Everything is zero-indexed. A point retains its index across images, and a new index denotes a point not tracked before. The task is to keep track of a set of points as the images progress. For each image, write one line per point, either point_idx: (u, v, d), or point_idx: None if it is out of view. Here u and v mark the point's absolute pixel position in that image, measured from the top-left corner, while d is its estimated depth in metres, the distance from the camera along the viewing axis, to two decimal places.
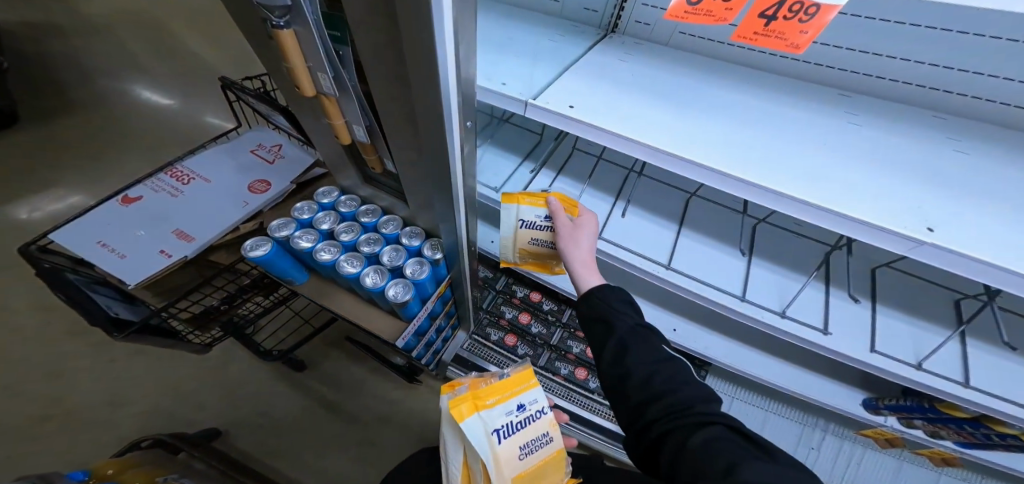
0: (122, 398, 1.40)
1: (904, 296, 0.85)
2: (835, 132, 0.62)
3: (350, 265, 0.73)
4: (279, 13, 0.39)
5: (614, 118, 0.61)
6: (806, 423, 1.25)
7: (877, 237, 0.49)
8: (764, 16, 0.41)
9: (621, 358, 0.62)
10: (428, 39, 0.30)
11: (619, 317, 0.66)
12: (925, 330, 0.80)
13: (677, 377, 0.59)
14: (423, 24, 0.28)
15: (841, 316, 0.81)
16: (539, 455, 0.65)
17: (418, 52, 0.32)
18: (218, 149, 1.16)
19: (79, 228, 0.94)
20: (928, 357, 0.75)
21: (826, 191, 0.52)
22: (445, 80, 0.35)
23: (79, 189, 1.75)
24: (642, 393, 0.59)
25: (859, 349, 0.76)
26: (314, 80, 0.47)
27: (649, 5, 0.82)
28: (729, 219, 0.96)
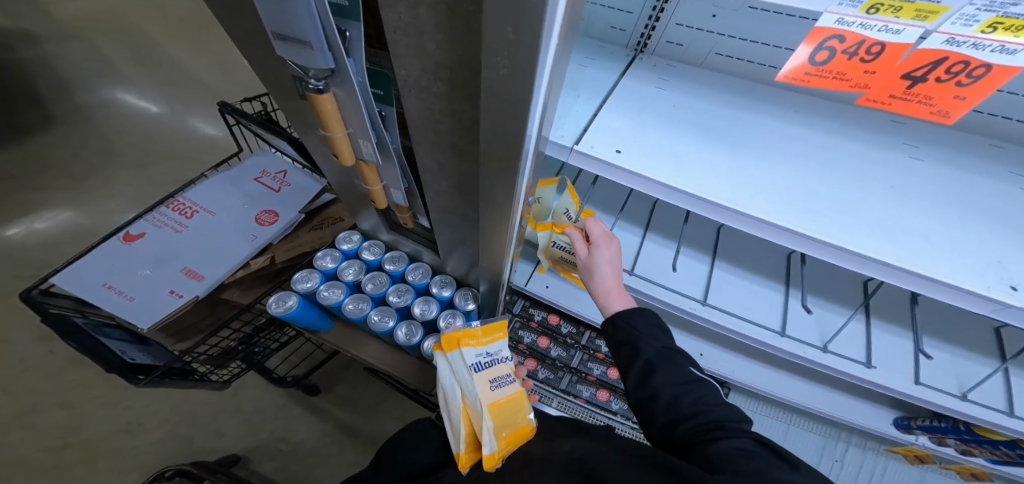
0: (132, 430, 1.33)
1: (943, 323, 0.86)
2: (878, 168, 0.63)
3: (382, 320, 0.76)
4: (319, 76, 0.35)
5: (668, 167, 0.62)
6: (830, 435, 1.21)
7: (953, 295, 0.52)
8: (909, 78, 0.39)
9: (647, 380, 0.54)
10: (517, 114, 0.28)
11: (644, 339, 0.58)
12: (974, 360, 0.80)
13: (711, 398, 0.52)
14: (518, 105, 0.27)
15: (882, 348, 0.82)
16: (505, 392, 0.64)
17: (497, 124, 0.30)
18: (222, 177, 1.10)
19: (85, 270, 0.89)
20: (974, 387, 0.75)
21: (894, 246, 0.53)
22: (528, 149, 0.33)
23: (60, 202, 1.60)
24: (670, 413, 0.52)
25: (902, 382, 0.77)
26: (354, 147, 0.44)
27: (684, 25, 0.72)
28: (758, 248, 0.96)
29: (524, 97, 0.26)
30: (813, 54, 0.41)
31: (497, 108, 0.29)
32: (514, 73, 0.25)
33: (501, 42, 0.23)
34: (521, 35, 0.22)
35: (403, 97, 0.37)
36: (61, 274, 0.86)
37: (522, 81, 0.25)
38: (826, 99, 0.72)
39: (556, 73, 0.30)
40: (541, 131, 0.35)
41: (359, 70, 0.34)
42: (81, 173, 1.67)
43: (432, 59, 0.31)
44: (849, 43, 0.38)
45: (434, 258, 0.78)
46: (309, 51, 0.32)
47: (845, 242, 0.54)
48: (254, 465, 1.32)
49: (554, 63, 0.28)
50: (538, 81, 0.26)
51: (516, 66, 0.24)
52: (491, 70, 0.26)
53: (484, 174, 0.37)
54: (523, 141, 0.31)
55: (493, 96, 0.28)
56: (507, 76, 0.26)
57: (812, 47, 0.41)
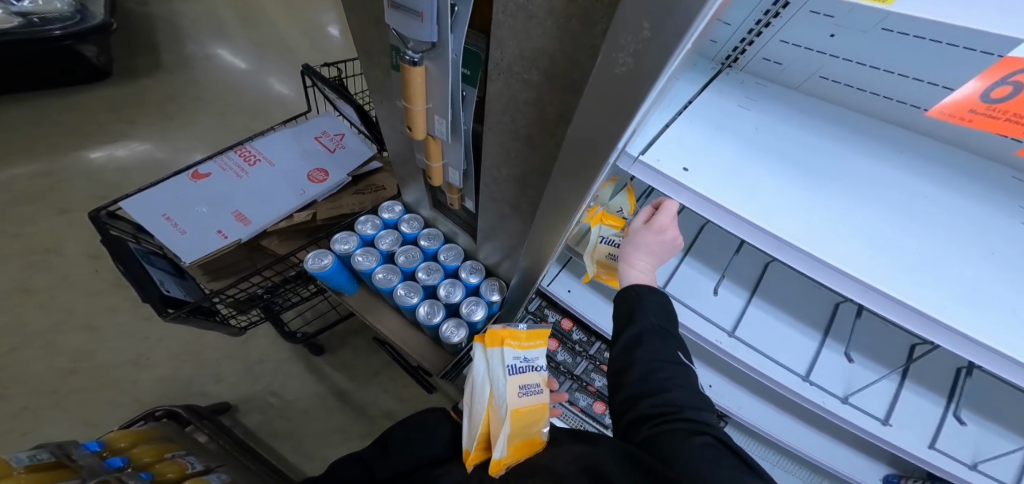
0: (148, 359, 1.38)
1: (997, 402, 0.75)
2: (993, 230, 0.54)
3: (408, 295, 0.73)
4: (417, 48, 0.34)
5: (745, 196, 0.56)
6: None
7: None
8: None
9: (630, 353, 0.54)
10: (617, 120, 0.25)
11: (642, 312, 0.56)
12: (1010, 438, 0.71)
13: (682, 380, 0.51)
14: (622, 110, 0.24)
15: (908, 411, 0.73)
16: (531, 400, 0.61)
17: (589, 123, 0.27)
18: (287, 132, 1.13)
19: (149, 198, 0.93)
20: (987, 458, 0.67)
21: (991, 328, 0.46)
22: (612, 160, 0.30)
23: (133, 133, 1.72)
24: (638, 387, 0.51)
25: (915, 444, 0.70)
26: (428, 122, 0.42)
27: (789, 43, 0.67)
28: (798, 279, 0.88)
29: (633, 101, 0.23)
30: (989, 88, 0.33)
31: (596, 108, 0.26)
32: (633, 74, 0.22)
33: (632, 38, 0.20)
34: (659, 33, 0.19)
35: (490, 79, 0.34)
36: (129, 199, 0.92)
37: (640, 84, 0.22)
38: (929, 144, 0.64)
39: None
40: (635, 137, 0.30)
41: (458, 46, 0.32)
42: (156, 109, 1.78)
43: (532, 45, 0.28)
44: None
45: (468, 242, 0.76)
46: (417, 21, 0.30)
47: (930, 309, 0.47)
48: (240, 416, 1.33)
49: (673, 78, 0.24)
50: (653, 91, 0.22)
51: (639, 66, 0.21)
52: (605, 67, 0.23)
53: (557, 170, 0.34)
54: (612, 150, 0.28)
55: (597, 95, 0.25)
56: (623, 76, 0.22)
57: (989, 82, 0.32)
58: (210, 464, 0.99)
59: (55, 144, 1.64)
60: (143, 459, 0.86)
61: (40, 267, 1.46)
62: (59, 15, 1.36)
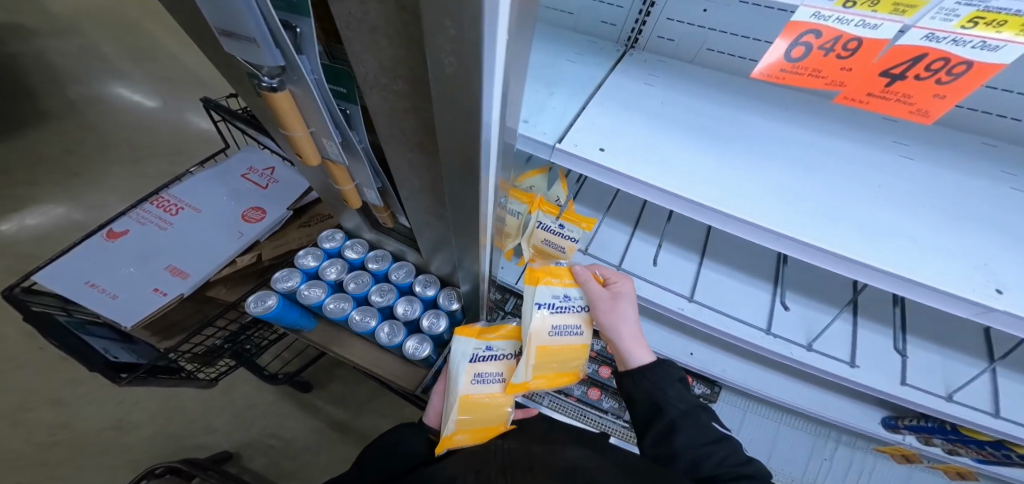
0: (128, 424, 1.32)
1: (930, 323, 0.85)
2: (867, 165, 0.61)
3: (365, 320, 0.75)
4: (272, 74, 0.34)
5: (655, 167, 0.61)
6: (818, 434, 1.14)
7: (937, 299, 0.51)
8: (887, 76, 0.38)
9: (669, 439, 0.59)
10: (471, 118, 0.26)
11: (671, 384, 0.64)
12: (959, 360, 0.80)
13: (730, 459, 0.56)
14: (470, 108, 0.25)
15: (867, 348, 0.81)
16: (484, 390, 0.63)
17: (451, 125, 0.28)
18: (207, 174, 1.08)
19: (67, 267, 0.88)
20: (958, 388, 0.75)
21: (886, 253, 0.52)
22: (489, 156, 0.31)
23: (46, 198, 1.57)
24: (692, 475, 0.56)
25: (887, 382, 0.77)
26: (318, 146, 0.43)
27: (674, 21, 0.71)
28: (752, 248, 0.95)
29: (476, 98, 0.24)
30: (790, 50, 0.39)
31: (449, 109, 0.27)
32: (462, 73, 0.23)
33: (445, 39, 0.21)
34: (463, 29, 0.20)
35: (366, 94, 0.35)
36: (43, 271, 0.86)
37: (472, 80, 0.23)
38: (816, 99, 0.71)
39: (516, 77, 0.28)
40: (507, 126, 0.32)
41: (312, 67, 0.34)
42: (67, 166, 1.64)
43: (387, 56, 0.29)
44: (825, 38, 0.37)
45: (417, 257, 0.77)
46: (255, 48, 0.30)
47: (835, 247, 0.53)
48: (246, 461, 1.31)
49: (510, 70, 0.26)
50: (488, 86, 0.24)
51: (462, 63, 0.22)
52: (438, 68, 0.24)
53: (450, 175, 0.35)
54: (482, 146, 0.29)
55: (445, 97, 0.26)
56: (455, 75, 0.23)
57: (789, 42, 0.39)
58: None
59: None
60: None
61: None
62: None
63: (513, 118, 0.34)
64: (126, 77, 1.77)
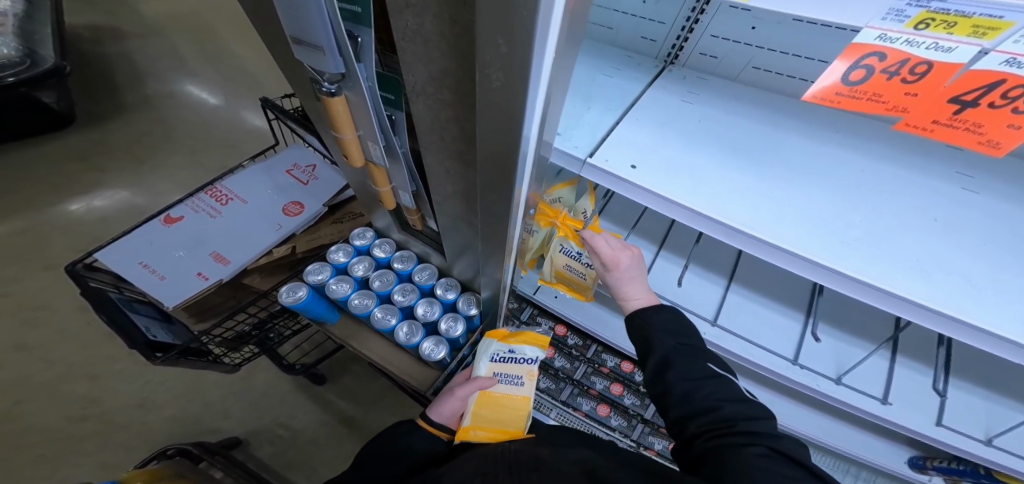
0: (152, 402, 1.39)
1: (977, 364, 0.78)
2: (925, 199, 0.57)
3: (385, 318, 0.76)
4: (331, 80, 0.35)
5: (689, 187, 0.59)
6: (836, 470, 1.05)
7: (990, 343, 0.47)
8: (957, 102, 0.34)
9: (662, 375, 0.58)
10: (511, 130, 0.26)
11: (658, 336, 0.61)
12: (1007, 407, 0.73)
13: (721, 393, 0.54)
14: (511, 121, 0.25)
15: (902, 386, 0.75)
16: (505, 390, 0.69)
17: (491, 135, 0.28)
18: (256, 168, 1.14)
19: (124, 247, 0.94)
20: (1000, 433, 0.69)
21: (942, 292, 0.48)
22: (525, 169, 0.31)
23: (100, 181, 1.69)
24: (682, 409, 0.55)
25: (922, 424, 0.71)
26: (364, 148, 0.44)
27: (719, 37, 0.70)
28: (777, 269, 0.91)
29: (517, 111, 0.24)
30: (848, 72, 0.38)
31: (491, 120, 0.27)
32: (508, 88, 0.23)
33: (495, 54, 0.21)
34: (514, 47, 0.20)
35: (412, 102, 0.36)
36: (105, 250, 0.93)
37: (516, 95, 0.23)
38: (865, 124, 0.67)
39: (559, 93, 0.28)
40: (546, 142, 0.32)
41: (368, 74, 0.35)
42: (123, 153, 1.76)
43: (437, 66, 0.30)
44: (890, 61, 0.35)
45: (441, 259, 0.77)
46: (321, 55, 0.32)
47: (882, 282, 0.49)
48: (254, 449, 1.35)
49: (555, 88, 0.25)
50: (532, 102, 0.24)
51: (508, 79, 0.22)
52: (485, 82, 0.24)
53: (483, 184, 0.36)
54: (518, 158, 0.29)
55: (488, 109, 0.26)
56: (500, 89, 0.23)
57: (848, 64, 0.37)
58: None
59: (32, 200, 1.63)
60: None
61: (29, 326, 1.45)
62: (7, 61, 1.36)
63: (551, 132, 0.34)
64: (189, 72, 1.91)
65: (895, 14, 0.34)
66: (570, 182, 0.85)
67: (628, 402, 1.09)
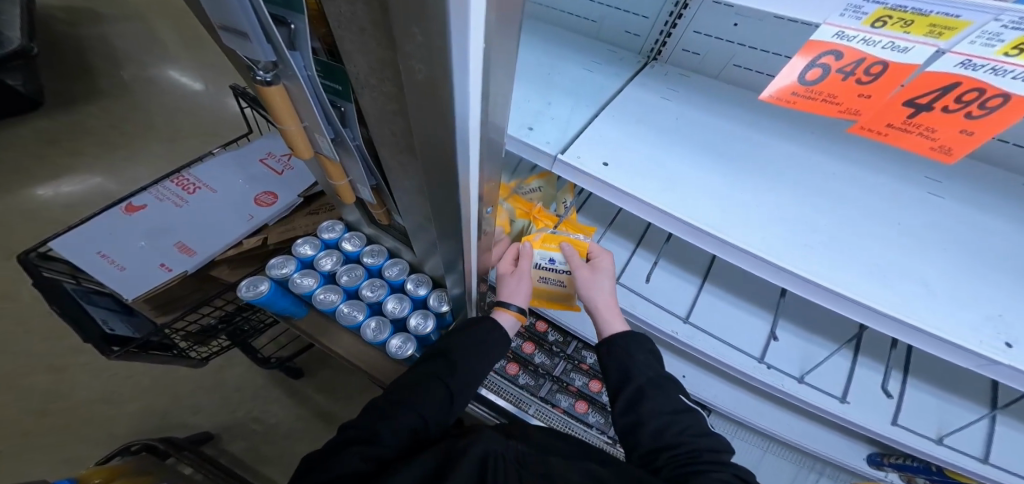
0: (118, 396, 1.34)
1: (934, 365, 0.80)
2: (890, 203, 0.57)
3: (352, 313, 0.74)
4: (265, 68, 0.33)
5: (660, 186, 0.58)
6: (802, 464, 1.07)
7: (935, 345, 0.48)
8: (912, 105, 0.34)
9: (636, 406, 0.61)
10: (445, 124, 0.25)
11: (638, 369, 0.63)
12: (957, 404, 0.76)
13: (694, 428, 0.58)
14: (443, 114, 0.24)
15: (861, 385, 0.77)
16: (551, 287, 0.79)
17: (428, 130, 0.27)
18: (228, 157, 1.09)
19: (80, 236, 0.90)
20: (950, 431, 0.71)
21: (898, 297, 0.49)
22: (468, 167, 0.30)
23: (63, 166, 1.62)
24: (653, 442, 0.57)
25: (877, 421, 0.72)
26: (312, 140, 0.43)
27: (702, 33, 0.68)
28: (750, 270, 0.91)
29: (447, 104, 0.23)
30: (806, 70, 0.37)
31: (425, 113, 0.25)
32: (434, 80, 0.21)
33: (415, 45, 0.20)
34: (429, 36, 0.18)
35: (358, 93, 0.34)
36: (60, 239, 0.88)
37: (443, 87, 0.21)
38: (841, 125, 0.67)
39: (500, 88, 0.26)
40: (489, 139, 0.30)
41: (304, 64, 0.33)
42: (90, 138, 1.69)
43: (375, 57, 0.28)
44: (846, 60, 0.34)
45: (411, 254, 0.75)
46: (248, 43, 0.30)
47: (840, 286, 0.50)
48: (224, 444, 1.31)
49: (492, 82, 0.24)
50: (462, 97, 0.22)
51: (433, 71, 0.21)
52: (410, 73, 0.22)
53: (432, 181, 0.34)
54: (458, 154, 0.27)
55: (418, 102, 0.24)
56: (426, 82, 0.22)
57: (806, 61, 0.37)
58: None
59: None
60: None
61: None
62: None
63: (501, 127, 0.32)
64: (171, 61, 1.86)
65: (853, 10, 0.33)
66: (546, 175, 0.86)
67: (605, 399, 1.09)
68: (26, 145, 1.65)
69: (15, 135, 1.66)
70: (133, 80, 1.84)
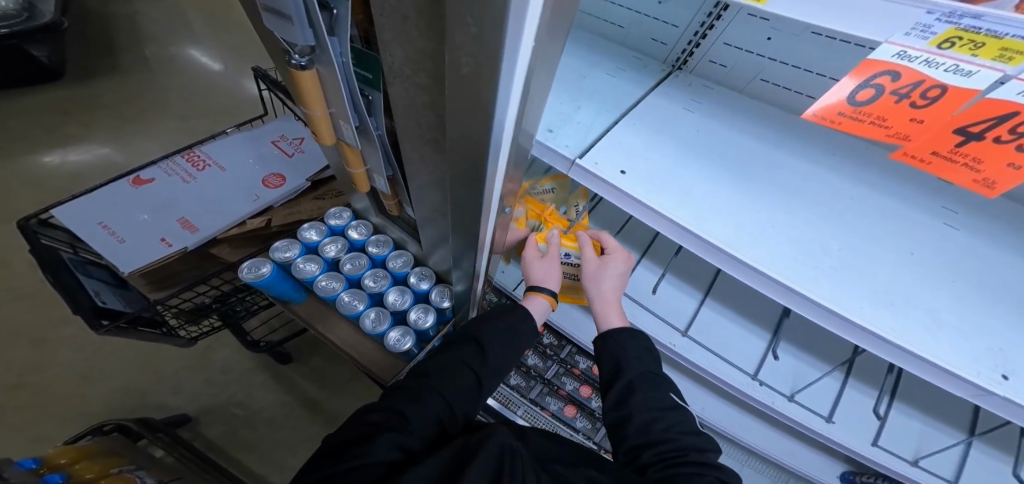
0: (103, 371, 1.32)
1: (928, 391, 0.78)
2: (909, 232, 0.56)
3: (353, 303, 0.72)
4: (301, 51, 0.32)
5: (676, 198, 0.57)
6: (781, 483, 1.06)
7: (939, 377, 0.46)
8: (962, 133, 0.33)
9: (625, 401, 0.59)
10: (481, 122, 0.24)
11: (629, 362, 0.62)
12: (940, 428, 0.74)
13: (681, 425, 0.57)
14: (481, 112, 0.23)
15: (845, 404, 0.75)
16: None
17: (462, 125, 0.26)
18: (241, 136, 1.08)
19: (83, 205, 0.88)
20: (928, 456, 0.69)
21: (910, 328, 0.47)
22: (498, 166, 0.29)
23: (73, 136, 1.61)
24: (639, 437, 0.56)
25: (858, 442, 0.71)
26: (336, 127, 0.42)
27: (731, 47, 0.68)
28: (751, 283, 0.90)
29: (487, 102, 0.22)
30: (857, 90, 0.36)
31: (462, 108, 0.24)
32: (478, 75, 0.20)
33: (465, 37, 0.19)
34: (484, 31, 0.18)
35: (389, 83, 0.33)
36: (63, 206, 0.87)
37: (487, 84, 0.21)
38: (865, 150, 0.66)
39: (541, 88, 0.25)
40: (522, 140, 0.29)
41: (342, 51, 0.32)
42: (102, 108, 1.69)
43: (414, 48, 0.27)
44: (903, 82, 0.33)
45: (417, 247, 0.74)
46: (289, 25, 0.29)
47: (848, 312, 0.48)
48: (204, 428, 1.29)
49: (536, 81, 0.23)
50: (506, 94, 0.21)
51: (479, 68, 0.20)
52: (455, 67, 0.21)
53: (456, 177, 0.33)
54: (488, 149, 0.26)
55: (457, 97, 0.23)
56: (470, 77, 0.21)
57: (858, 82, 0.36)
58: (162, 478, 0.99)
59: (6, 150, 1.56)
60: (85, 475, 0.85)
61: None
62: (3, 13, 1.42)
63: (532, 129, 0.31)
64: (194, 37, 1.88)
65: (921, 29, 0.31)
66: (559, 177, 0.85)
67: (594, 405, 1.06)
68: (41, 111, 1.66)
69: (32, 100, 1.67)
70: (153, 55, 1.85)
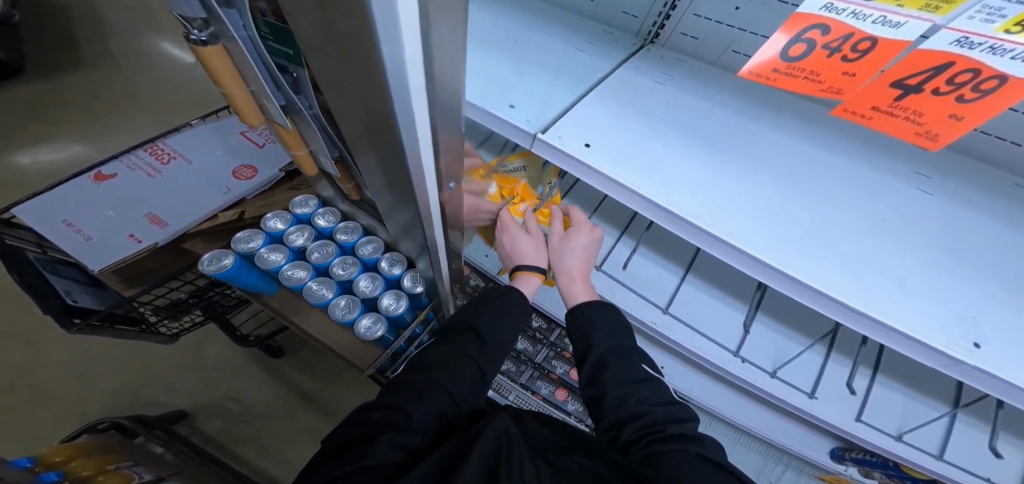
0: (92, 371, 1.31)
1: (908, 363, 0.80)
2: (875, 197, 0.56)
3: (322, 291, 0.72)
4: (198, 25, 0.30)
5: (639, 170, 0.56)
6: (772, 455, 1.12)
7: (913, 348, 0.47)
8: (901, 87, 0.33)
9: (599, 376, 0.60)
10: (383, 98, 0.22)
11: (598, 336, 0.63)
12: (923, 403, 0.76)
13: (654, 397, 0.58)
14: (381, 88, 0.21)
15: (829, 381, 0.77)
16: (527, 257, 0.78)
17: (373, 105, 0.24)
18: (207, 127, 1.04)
19: (45, 202, 0.86)
20: (910, 429, 0.72)
21: (876, 296, 0.48)
22: (417, 138, 0.27)
23: (35, 134, 1.55)
24: (617, 412, 0.57)
25: (841, 418, 0.73)
26: (261, 106, 0.40)
27: (702, 17, 0.66)
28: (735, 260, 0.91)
29: (380, 76, 0.20)
30: (789, 46, 0.35)
31: (365, 85, 0.22)
32: (362, 47, 0.19)
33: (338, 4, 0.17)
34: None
35: None
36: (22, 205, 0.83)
37: (371, 57, 0.19)
38: (838, 117, 0.65)
39: (453, 61, 0.23)
40: (442, 112, 0.27)
41: (242, 23, 0.30)
42: (64, 103, 1.63)
43: None
44: (833, 35, 0.31)
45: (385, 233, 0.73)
46: None
47: (812, 279, 0.49)
48: (199, 423, 1.30)
49: (439, 51, 0.21)
50: (397, 65, 0.19)
51: (359, 39, 0.18)
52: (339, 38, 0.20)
53: (387, 160, 0.31)
54: (404, 129, 0.25)
55: (355, 73, 0.22)
56: (356, 50, 0.19)
57: (788, 37, 0.34)
58: (161, 473, 1.01)
59: None
60: (82, 472, 0.86)
61: None
62: None
63: (461, 104, 0.29)
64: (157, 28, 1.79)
65: None
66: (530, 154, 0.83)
67: None
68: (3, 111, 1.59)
69: None
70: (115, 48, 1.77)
